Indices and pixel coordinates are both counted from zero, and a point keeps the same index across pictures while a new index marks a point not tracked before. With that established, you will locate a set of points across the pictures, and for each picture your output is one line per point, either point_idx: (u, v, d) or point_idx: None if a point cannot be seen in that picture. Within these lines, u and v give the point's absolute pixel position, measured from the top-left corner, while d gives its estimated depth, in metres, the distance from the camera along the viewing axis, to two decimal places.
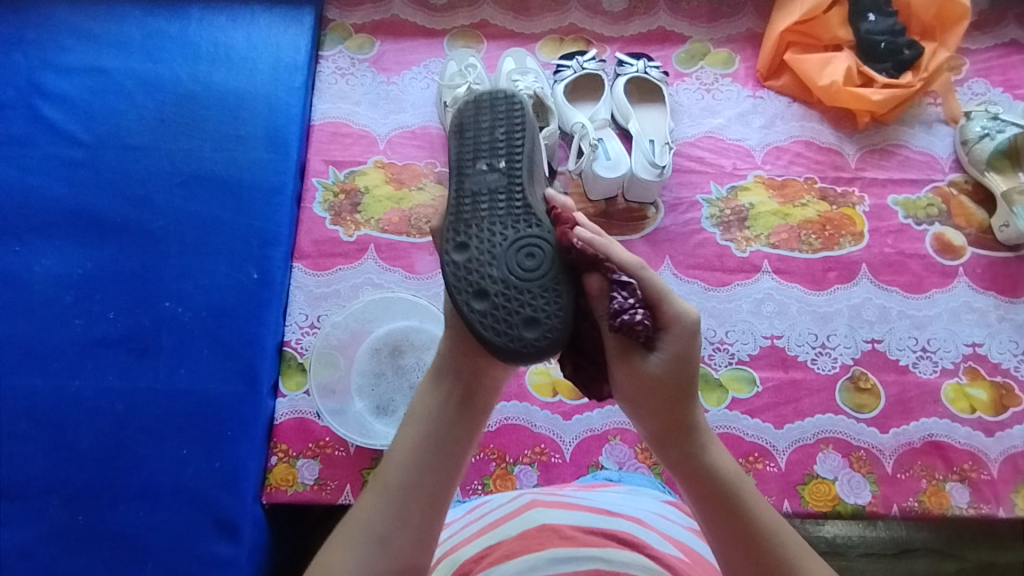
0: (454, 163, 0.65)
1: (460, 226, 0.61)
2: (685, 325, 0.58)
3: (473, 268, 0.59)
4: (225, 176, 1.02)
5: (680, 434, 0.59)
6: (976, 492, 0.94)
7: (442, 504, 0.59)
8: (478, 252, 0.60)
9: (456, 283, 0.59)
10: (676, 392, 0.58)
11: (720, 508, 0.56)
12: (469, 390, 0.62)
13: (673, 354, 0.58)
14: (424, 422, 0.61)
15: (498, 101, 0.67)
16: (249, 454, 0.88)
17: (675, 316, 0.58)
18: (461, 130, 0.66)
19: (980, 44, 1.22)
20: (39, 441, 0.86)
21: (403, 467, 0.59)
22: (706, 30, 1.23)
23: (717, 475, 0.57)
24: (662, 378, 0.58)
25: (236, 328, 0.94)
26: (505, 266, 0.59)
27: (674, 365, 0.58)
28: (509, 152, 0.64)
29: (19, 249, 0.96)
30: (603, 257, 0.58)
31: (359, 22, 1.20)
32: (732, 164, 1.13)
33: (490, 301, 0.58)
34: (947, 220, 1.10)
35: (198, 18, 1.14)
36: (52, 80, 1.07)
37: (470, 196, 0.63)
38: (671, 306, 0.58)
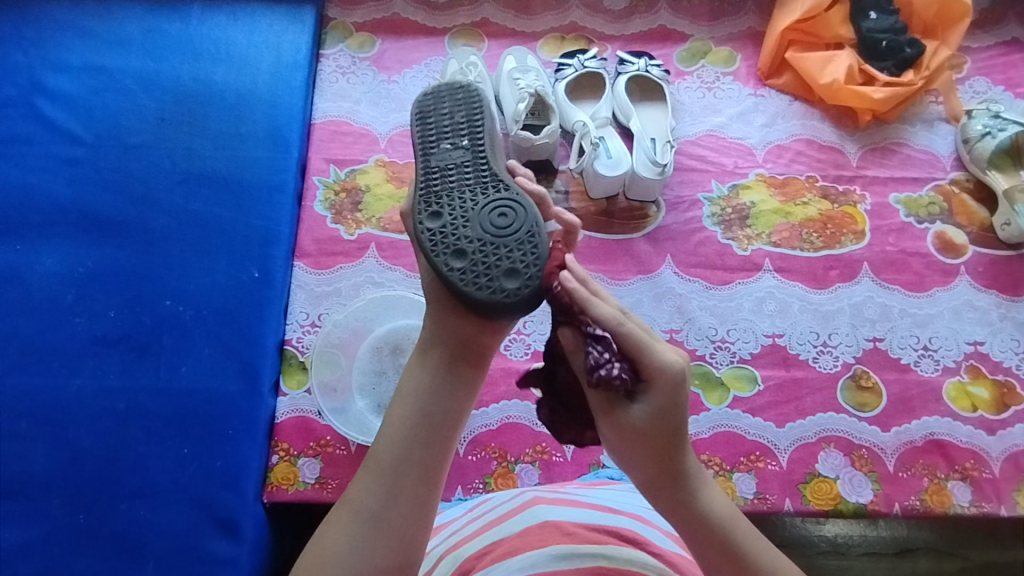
0: (420, 148, 0.70)
1: (431, 199, 0.65)
2: (671, 377, 0.55)
3: (448, 232, 0.63)
4: (226, 175, 1.02)
5: (671, 484, 0.57)
6: (977, 490, 0.94)
7: (434, 479, 0.59)
8: (450, 218, 0.64)
9: (435, 247, 0.63)
10: (665, 444, 0.56)
11: (715, 554, 0.56)
12: (458, 358, 0.62)
13: (657, 408, 0.55)
14: (413, 395, 0.61)
15: (455, 90, 0.73)
16: (250, 453, 0.88)
17: (659, 367, 0.55)
18: (424, 120, 0.71)
19: (981, 42, 1.22)
20: (40, 439, 0.86)
21: (394, 444, 0.60)
22: (707, 29, 1.23)
23: (712, 523, 0.56)
24: (647, 432, 0.56)
25: (237, 326, 0.94)
26: (479, 227, 0.63)
27: (657, 422, 0.55)
28: (471, 132, 0.70)
29: (19, 248, 0.96)
30: (584, 308, 0.57)
31: (359, 21, 1.20)
32: (733, 162, 1.13)
33: (468, 257, 0.61)
34: (948, 218, 1.09)
35: (199, 16, 1.14)
36: (52, 79, 1.07)
37: (439, 172, 0.67)
38: (655, 357, 0.55)
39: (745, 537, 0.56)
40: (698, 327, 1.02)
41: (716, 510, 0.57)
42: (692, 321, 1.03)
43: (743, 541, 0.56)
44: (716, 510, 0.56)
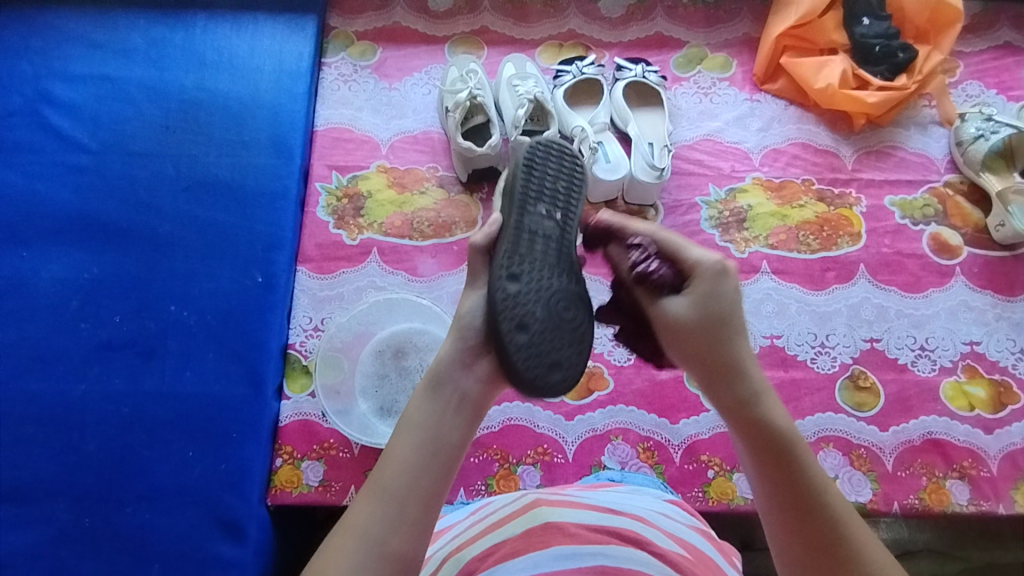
0: (518, 197, 0.69)
1: (515, 254, 0.65)
2: (709, 266, 0.63)
3: (519, 301, 0.63)
4: (229, 182, 1.03)
5: (723, 384, 0.60)
6: (976, 489, 0.94)
7: (435, 512, 0.57)
8: (529, 286, 0.63)
9: (503, 311, 0.62)
10: (710, 331, 0.61)
11: (765, 459, 0.56)
12: (467, 401, 0.62)
13: (697, 295, 0.62)
14: (422, 427, 0.59)
15: (565, 157, 0.73)
16: (255, 456, 0.89)
17: (697, 260, 0.63)
18: (527, 162, 0.72)
19: (973, 47, 1.24)
20: (46, 444, 0.87)
21: (400, 473, 0.57)
22: (703, 35, 1.25)
23: (766, 427, 0.57)
24: (690, 319, 0.62)
25: (241, 331, 0.95)
26: (547, 306, 0.63)
27: (701, 311, 0.62)
28: (566, 210, 0.70)
29: (26, 254, 0.97)
30: (622, 230, 0.70)
31: (361, 30, 1.22)
32: (730, 166, 1.14)
33: (530, 335, 0.61)
34: (943, 220, 1.11)
35: (202, 26, 1.16)
36: (59, 88, 1.09)
37: (528, 236, 0.67)
38: (690, 252, 0.64)
39: (799, 442, 0.56)
40: None
41: (769, 410, 0.58)
42: None
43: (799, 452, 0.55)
44: (769, 414, 0.57)
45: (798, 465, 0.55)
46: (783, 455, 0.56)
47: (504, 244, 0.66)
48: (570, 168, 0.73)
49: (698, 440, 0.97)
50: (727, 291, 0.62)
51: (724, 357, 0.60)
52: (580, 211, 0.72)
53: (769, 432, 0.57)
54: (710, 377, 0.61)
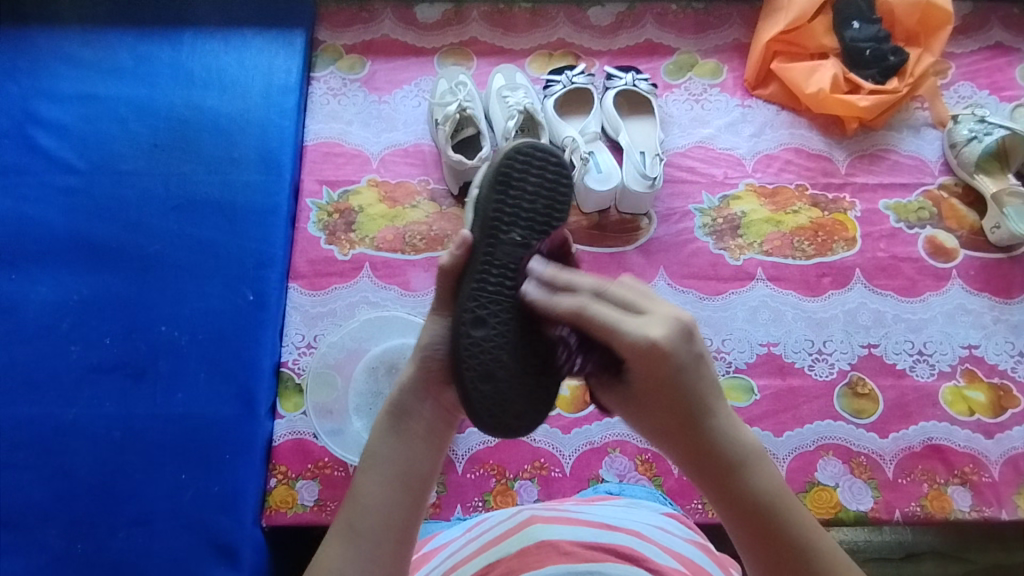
0: (489, 222, 0.62)
1: (483, 293, 0.60)
2: (644, 352, 0.51)
3: (485, 350, 0.58)
4: (219, 200, 1.03)
5: (701, 467, 0.53)
6: (978, 495, 0.94)
7: (411, 543, 0.57)
8: (496, 330, 0.59)
9: (467, 359, 0.58)
10: (673, 418, 0.53)
11: (758, 541, 0.51)
12: (434, 429, 0.61)
13: (645, 385, 0.53)
14: (389, 462, 0.59)
15: (548, 171, 0.64)
16: (248, 478, 0.88)
17: (630, 349, 0.52)
18: (502, 180, 0.63)
19: (965, 48, 1.23)
20: (37, 469, 0.86)
21: (371, 514, 0.56)
22: (693, 42, 1.24)
23: (754, 508, 0.51)
24: (645, 407, 0.55)
25: (232, 350, 0.94)
26: (515, 354, 0.58)
27: (656, 396, 0.53)
28: (544, 234, 0.63)
29: (16, 277, 0.97)
30: (548, 310, 0.57)
31: (349, 43, 1.21)
32: (723, 172, 1.14)
33: (496, 384, 0.58)
34: (938, 223, 1.10)
35: (189, 42, 1.15)
36: (46, 108, 1.08)
37: (498, 271, 0.61)
38: (622, 339, 0.52)
39: (794, 517, 0.51)
40: None
41: (758, 486, 0.52)
42: None
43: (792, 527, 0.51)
44: (759, 491, 0.52)
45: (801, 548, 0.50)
46: (784, 541, 0.50)
47: (471, 281, 0.60)
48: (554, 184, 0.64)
49: None
50: (674, 373, 0.51)
51: (698, 441, 0.53)
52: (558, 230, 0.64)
53: (763, 518, 0.51)
54: (689, 466, 0.54)
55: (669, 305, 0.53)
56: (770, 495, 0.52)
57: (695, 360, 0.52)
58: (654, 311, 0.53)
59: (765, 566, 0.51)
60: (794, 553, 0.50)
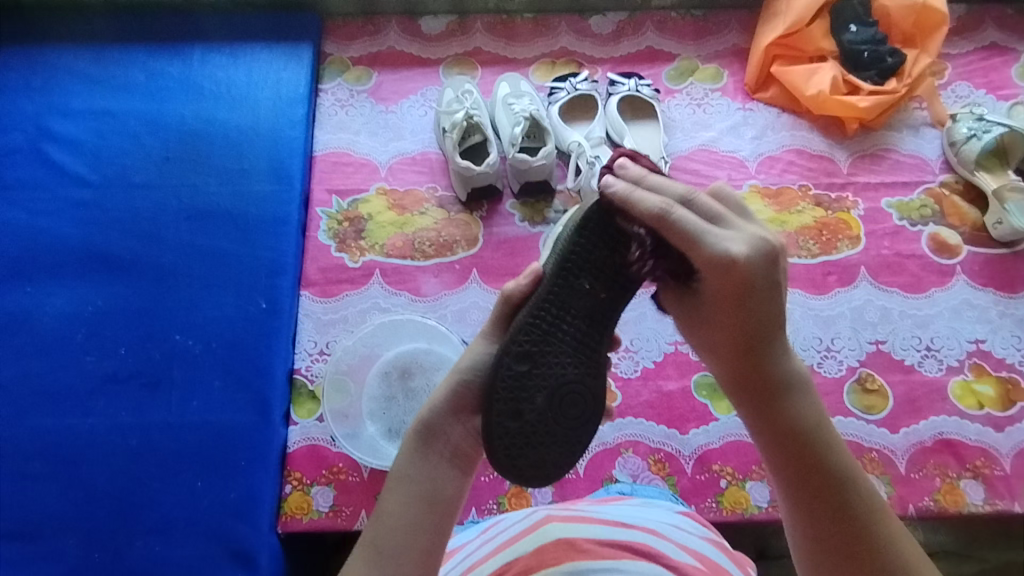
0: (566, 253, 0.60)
1: (531, 329, 0.59)
2: (721, 263, 0.51)
3: (520, 389, 0.57)
4: (230, 210, 1.04)
5: (758, 384, 0.54)
6: (990, 489, 0.94)
7: (434, 565, 0.56)
8: (537, 369, 0.58)
9: (500, 390, 0.57)
10: (738, 332, 0.54)
11: (793, 467, 0.53)
12: (459, 452, 0.60)
13: (717, 295, 0.54)
14: (412, 480, 0.58)
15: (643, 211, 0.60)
16: (263, 484, 0.88)
17: (705, 253, 0.52)
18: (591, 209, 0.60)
19: (960, 48, 1.25)
20: (54, 479, 0.86)
21: (394, 530, 0.55)
22: (693, 48, 1.26)
23: (794, 427, 0.53)
24: (715, 315, 0.56)
25: (247, 358, 0.95)
26: (551, 401, 0.57)
27: (725, 298, 0.53)
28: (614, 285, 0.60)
29: (30, 289, 0.98)
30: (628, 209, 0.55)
31: (356, 55, 1.24)
32: (726, 175, 1.15)
33: (520, 425, 0.57)
34: (941, 220, 1.12)
35: (199, 57, 1.17)
36: (59, 124, 1.10)
37: (557, 310, 0.59)
38: (700, 242, 0.52)
39: (830, 447, 0.53)
40: None
41: (802, 413, 0.53)
42: None
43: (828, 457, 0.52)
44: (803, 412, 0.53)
45: (834, 474, 0.52)
46: (815, 466, 0.52)
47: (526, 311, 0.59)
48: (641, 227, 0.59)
49: (709, 449, 0.96)
50: (747, 287, 0.52)
51: (755, 355, 0.54)
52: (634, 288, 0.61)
53: (798, 434, 0.53)
54: (738, 381, 0.56)
55: (753, 226, 0.53)
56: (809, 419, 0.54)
57: (770, 283, 0.52)
58: (739, 227, 0.53)
59: (792, 479, 0.53)
60: (828, 474, 0.52)
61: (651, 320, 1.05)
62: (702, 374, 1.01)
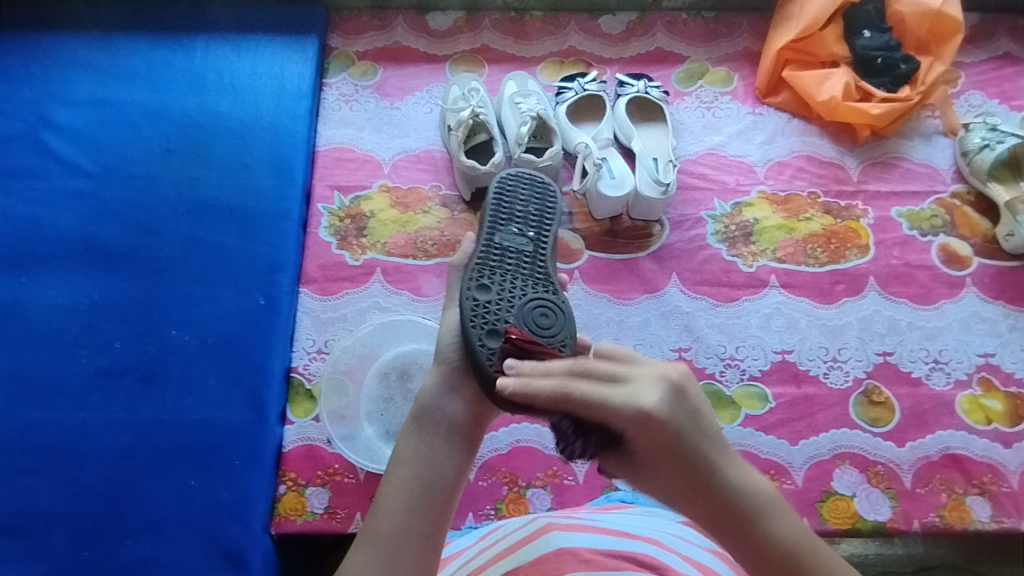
0: (488, 222, 0.72)
1: (482, 269, 0.66)
2: (641, 422, 0.49)
3: (490, 310, 0.63)
4: (231, 204, 1.03)
5: (726, 519, 0.52)
6: (997, 505, 0.92)
7: (435, 549, 0.54)
8: (497, 294, 0.64)
9: (473, 319, 0.62)
10: (684, 484, 0.51)
11: None
12: (457, 428, 0.60)
13: (651, 456, 0.51)
14: (410, 463, 0.57)
15: (535, 180, 0.77)
16: (257, 484, 0.87)
17: (624, 422, 0.49)
18: (500, 185, 0.76)
19: (974, 57, 1.24)
20: (44, 474, 0.85)
21: (393, 515, 0.54)
22: (704, 50, 1.25)
23: (775, 547, 0.51)
24: (655, 477, 0.52)
25: (243, 355, 0.93)
26: (521, 317, 0.62)
27: (661, 453, 0.50)
28: (538, 231, 0.72)
29: (25, 280, 0.96)
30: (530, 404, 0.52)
31: (361, 50, 1.22)
32: (735, 180, 1.13)
33: (502, 339, 0.61)
34: (951, 231, 1.10)
35: (202, 48, 1.16)
36: (59, 113, 1.08)
37: (499, 254, 0.68)
38: (614, 409, 0.49)
39: (815, 553, 0.51)
40: (707, 345, 1.02)
41: (773, 528, 0.52)
42: (700, 338, 1.02)
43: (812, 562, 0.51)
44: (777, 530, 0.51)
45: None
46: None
47: (472, 262, 0.68)
48: (538, 191, 0.76)
49: None
50: (674, 438, 0.50)
51: (714, 502, 0.51)
52: (551, 231, 0.73)
53: (785, 560, 0.51)
54: (708, 524, 0.53)
55: (645, 365, 0.52)
56: (786, 536, 0.52)
57: (691, 417, 0.51)
58: (637, 375, 0.51)
59: None
60: None
61: (655, 325, 1.03)
62: (707, 382, 0.99)
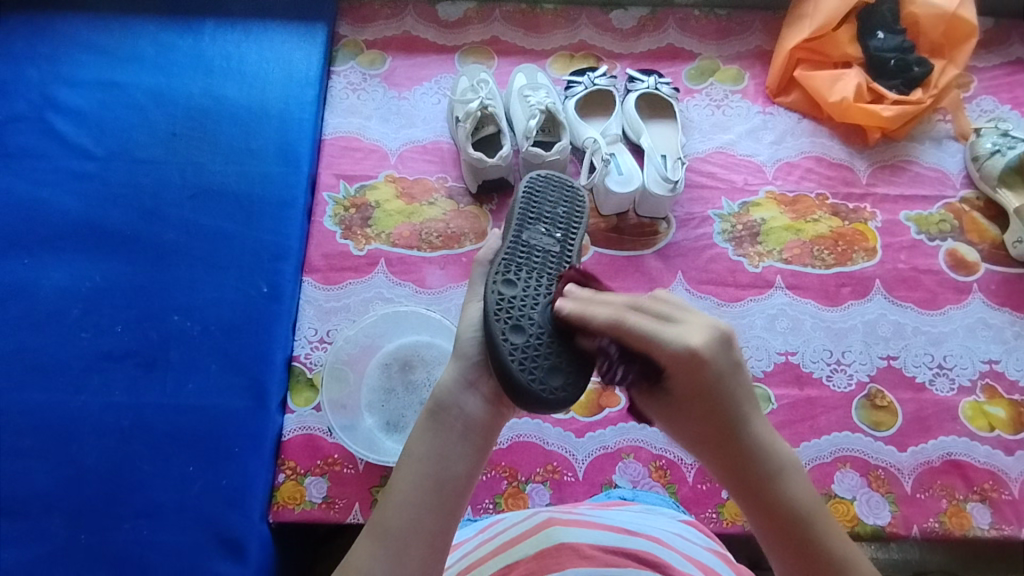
0: (517, 221, 0.72)
1: (509, 264, 0.67)
2: (684, 360, 0.50)
3: (515, 305, 0.62)
4: (236, 190, 1.02)
5: (748, 473, 0.51)
6: (998, 513, 0.92)
7: (442, 548, 0.54)
8: (522, 291, 0.64)
9: (498, 312, 0.62)
10: (715, 430, 0.52)
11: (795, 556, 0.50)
12: (472, 426, 0.59)
13: (688, 396, 0.52)
14: (423, 458, 0.56)
15: (564, 187, 0.78)
16: (257, 472, 0.86)
17: (669, 355, 0.50)
18: (529, 188, 0.77)
19: (987, 62, 1.23)
20: (43, 456, 0.84)
21: (402, 511, 0.53)
22: (715, 47, 1.24)
23: (790, 510, 0.50)
24: (686, 419, 0.53)
25: (245, 342, 0.93)
26: (543, 314, 0.61)
27: (697, 394, 0.51)
28: (566, 233, 0.73)
29: (27, 262, 0.96)
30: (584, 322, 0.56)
31: (371, 38, 1.21)
32: (743, 179, 1.13)
33: (526, 335, 0.60)
34: (959, 236, 1.09)
35: (211, 32, 1.15)
36: (65, 93, 1.08)
37: (524, 253, 0.68)
38: (661, 342, 0.50)
39: (830, 531, 0.50)
40: None
41: (793, 494, 0.50)
42: None
43: (825, 536, 0.49)
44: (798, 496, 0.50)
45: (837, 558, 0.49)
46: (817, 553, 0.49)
47: (500, 256, 0.68)
48: (568, 199, 0.77)
49: None
50: (712, 383, 0.50)
51: (741, 453, 0.51)
52: (579, 238, 0.73)
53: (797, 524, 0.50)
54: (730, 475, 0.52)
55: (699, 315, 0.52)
56: (803, 505, 0.50)
57: (734, 369, 0.51)
58: (688, 320, 0.52)
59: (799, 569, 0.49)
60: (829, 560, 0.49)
61: None
62: None
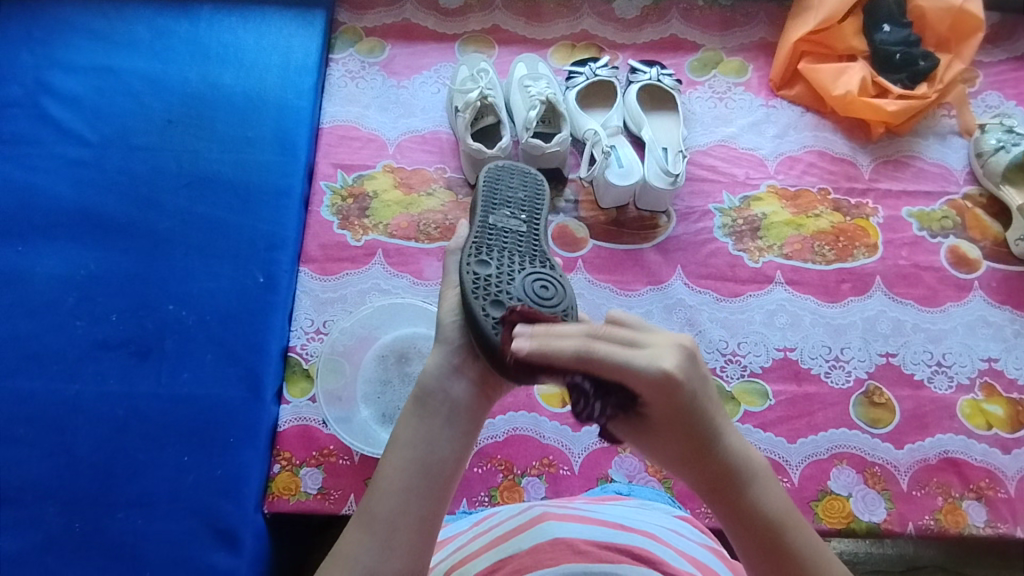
0: (482, 208, 0.72)
1: (479, 247, 0.66)
2: (659, 385, 0.48)
3: (492, 282, 0.62)
4: (232, 178, 1.01)
5: (721, 485, 0.52)
6: (993, 511, 0.91)
7: (432, 534, 0.53)
8: (496, 268, 0.63)
9: (476, 291, 0.61)
10: (690, 445, 0.52)
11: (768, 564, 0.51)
12: (458, 410, 0.58)
13: (662, 417, 0.51)
14: (409, 444, 0.56)
15: (526, 171, 0.78)
16: (251, 462, 0.86)
17: (642, 382, 0.48)
18: (491, 174, 0.77)
19: (993, 57, 1.21)
20: (36, 445, 0.84)
21: (390, 497, 0.53)
22: (719, 39, 1.22)
23: (761, 518, 0.51)
24: (661, 436, 0.53)
25: (241, 332, 0.92)
26: (521, 288, 0.61)
27: (672, 414, 0.50)
28: (531, 215, 0.72)
29: (21, 249, 0.95)
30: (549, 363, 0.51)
31: (370, 26, 1.20)
32: (744, 173, 1.12)
33: (506, 309, 0.59)
34: (962, 233, 1.08)
35: (207, 18, 1.13)
36: (59, 78, 1.06)
37: (493, 235, 0.68)
38: (634, 371, 0.48)
39: (800, 533, 0.51)
40: (709, 340, 1.01)
41: (765, 501, 0.52)
42: (703, 333, 1.01)
43: (795, 537, 0.51)
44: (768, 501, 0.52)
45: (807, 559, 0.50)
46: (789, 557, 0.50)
47: (469, 241, 0.67)
48: (531, 181, 0.77)
49: None
50: (690, 403, 0.49)
51: (713, 465, 0.52)
52: (544, 217, 0.73)
53: (768, 532, 0.51)
54: (705, 488, 0.53)
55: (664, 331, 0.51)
56: (775, 507, 0.52)
57: (704, 383, 0.50)
58: (654, 341, 0.49)
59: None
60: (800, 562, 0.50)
61: (658, 318, 1.02)
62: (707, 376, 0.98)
